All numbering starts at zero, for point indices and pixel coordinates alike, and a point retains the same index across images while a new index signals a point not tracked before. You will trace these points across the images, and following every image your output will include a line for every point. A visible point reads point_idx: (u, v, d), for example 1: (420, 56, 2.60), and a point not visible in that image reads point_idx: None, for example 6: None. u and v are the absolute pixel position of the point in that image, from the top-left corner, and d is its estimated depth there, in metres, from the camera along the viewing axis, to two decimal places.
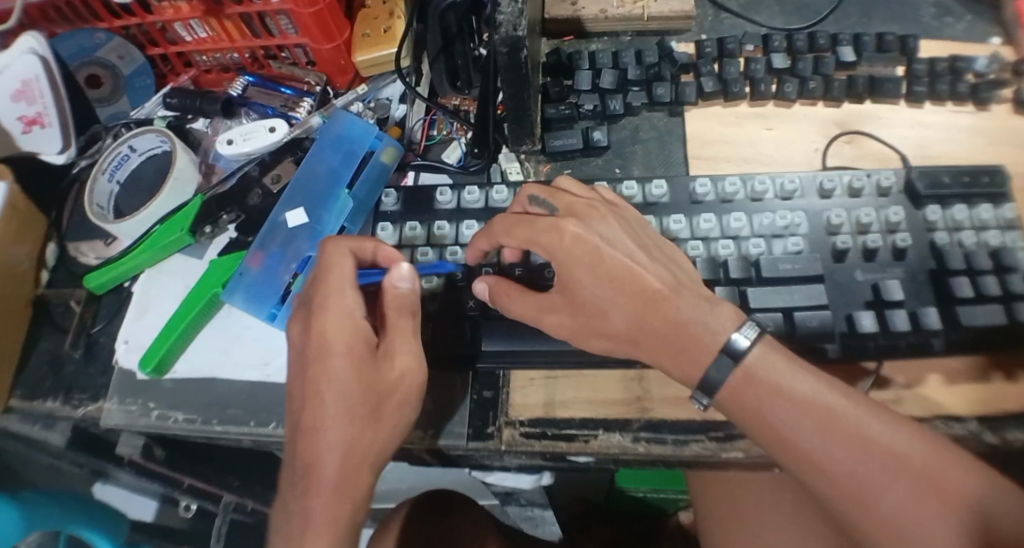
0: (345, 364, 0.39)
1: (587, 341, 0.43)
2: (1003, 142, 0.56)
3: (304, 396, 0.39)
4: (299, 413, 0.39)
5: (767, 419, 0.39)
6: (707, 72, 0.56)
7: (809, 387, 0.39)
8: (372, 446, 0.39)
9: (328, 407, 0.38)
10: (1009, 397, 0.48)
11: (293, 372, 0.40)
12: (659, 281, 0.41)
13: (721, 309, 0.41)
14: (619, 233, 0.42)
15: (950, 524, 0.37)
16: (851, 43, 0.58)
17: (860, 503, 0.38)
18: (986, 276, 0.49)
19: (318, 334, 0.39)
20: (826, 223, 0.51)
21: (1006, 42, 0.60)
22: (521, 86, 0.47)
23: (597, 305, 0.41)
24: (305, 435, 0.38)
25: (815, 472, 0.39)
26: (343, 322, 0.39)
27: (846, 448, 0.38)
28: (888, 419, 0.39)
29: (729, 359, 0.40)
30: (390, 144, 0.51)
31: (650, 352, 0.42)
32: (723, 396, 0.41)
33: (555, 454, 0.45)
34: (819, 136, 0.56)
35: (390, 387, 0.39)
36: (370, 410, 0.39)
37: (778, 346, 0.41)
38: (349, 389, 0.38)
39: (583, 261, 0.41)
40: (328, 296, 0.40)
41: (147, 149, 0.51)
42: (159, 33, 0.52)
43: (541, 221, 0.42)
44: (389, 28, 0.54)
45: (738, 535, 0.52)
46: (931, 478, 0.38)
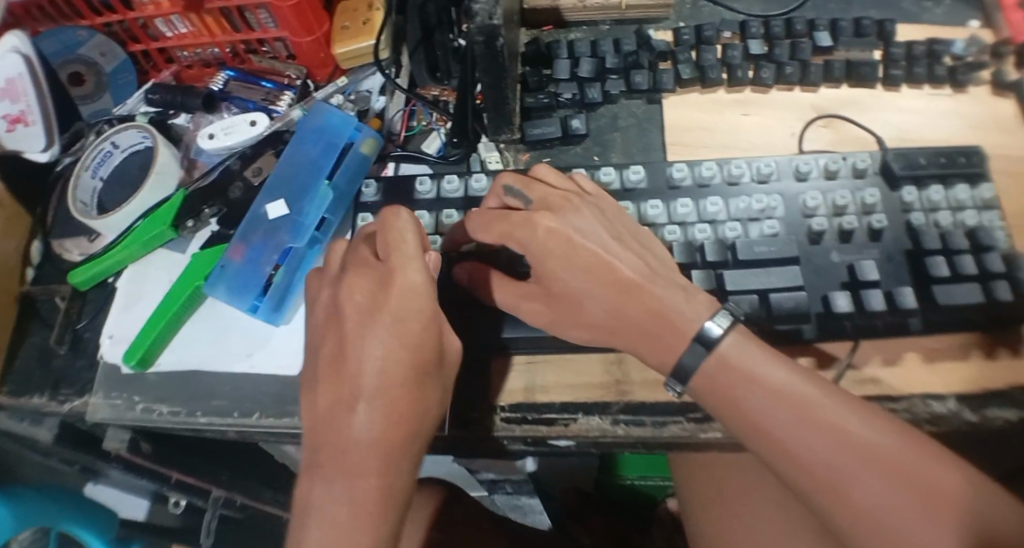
0: (419, 331, 0.38)
1: (566, 330, 0.44)
2: (979, 124, 0.57)
3: (364, 362, 0.37)
4: (356, 381, 0.37)
5: (744, 407, 0.40)
6: (684, 59, 0.56)
7: (784, 377, 0.40)
8: (425, 419, 0.39)
9: (391, 376, 0.37)
10: (986, 375, 0.48)
11: (349, 338, 0.38)
12: (634, 272, 0.41)
13: (697, 298, 0.42)
14: (592, 223, 0.43)
15: (922, 518, 0.37)
16: (828, 28, 0.58)
17: (838, 493, 0.38)
18: (963, 255, 0.50)
19: (396, 298, 0.38)
20: (802, 206, 0.51)
21: (984, 25, 0.61)
22: (498, 76, 0.48)
23: (575, 291, 0.42)
24: (366, 404, 0.37)
25: (788, 461, 0.39)
26: (417, 287, 0.38)
27: (819, 437, 0.38)
28: (862, 412, 0.39)
29: (703, 348, 0.40)
30: (368, 135, 0.51)
31: (630, 337, 0.42)
32: (697, 383, 0.41)
33: (536, 439, 0.46)
34: (797, 121, 0.56)
35: (445, 363, 0.40)
36: (424, 386, 0.38)
37: (753, 336, 0.42)
38: (414, 362, 0.38)
39: (560, 251, 0.42)
40: (403, 260, 0.39)
41: (130, 145, 0.52)
42: (140, 29, 0.53)
43: (516, 215, 0.42)
44: (368, 19, 0.54)
45: (721, 521, 0.53)
46: (909, 471, 0.38)
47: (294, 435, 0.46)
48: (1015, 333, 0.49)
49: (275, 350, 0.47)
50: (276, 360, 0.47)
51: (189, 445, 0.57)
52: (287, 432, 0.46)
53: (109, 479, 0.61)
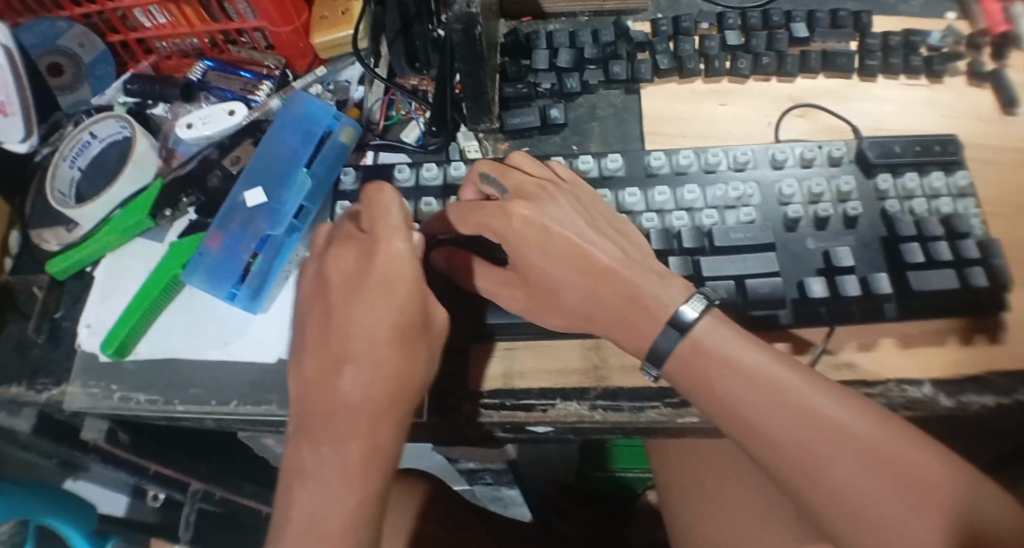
0: (404, 297, 0.38)
1: (542, 316, 0.44)
2: (955, 113, 0.57)
3: (350, 328, 0.38)
4: (342, 346, 0.38)
5: (718, 390, 0.39)
6: (662, 50, 0.57)
7: (757, 359, 0.39)
8: (413, 386, 0.39)
9: (377, 342, 0.38)
10: (961, 360, 0.49)
11: (335, 306, 0.39)
12: (611, 258, 0.42)
13: (671, 282, 0.41)
14: (568, 210, 0.43)
15: (896, 500, 0.36)
16: (805, 19, 0.59)
17: (811, 475, 0.37)
18: (939, 242, 0.50)
19: (382, 264, 0.38)
20: (778, 193, 0.52)
21: (961, 16, 0.62)
22: (476, 64, 0.48)
23: (551, 276, 0.42)
24: (353, 369, 0.37)
25: (762, 443, 0.38)
26: (402, 254, 0.39)
27: (791, 419, 0.38)
28: (837, 395, 0.39)
29: (676, 331, 0.40)
30: (347, 124, 0.52)
31: (605, 323, 0.42)
32: (671, 367, 0.41)
33: (514, 425, 0.46)
34: (774, 110, 0.57)
35: (432, 329, 0.40)
36: (411, 354, 0.38)
37: (727, 319, 0.41)
38: (399, 331, 0.38)
39: (534, 240, 0.42)
40: (388, 227, 0.39)
41: (108, 136, 0.52)
42: (119, 19, 0.53)
43: (489, 205, 0.43)
44: (347, 9, 0.55)
45: (700, 510, 0.53)
46: (882, 453, 0.37)
47: (272, 423, 0.46)
48: (989, 319, 0.50)
49: (254, 338, 0.47)
50: (255, 349, 0.47)
51: (168, 437, 0.56)
52: (265, 420, 0.46)
53: (90, 473, 0.61)
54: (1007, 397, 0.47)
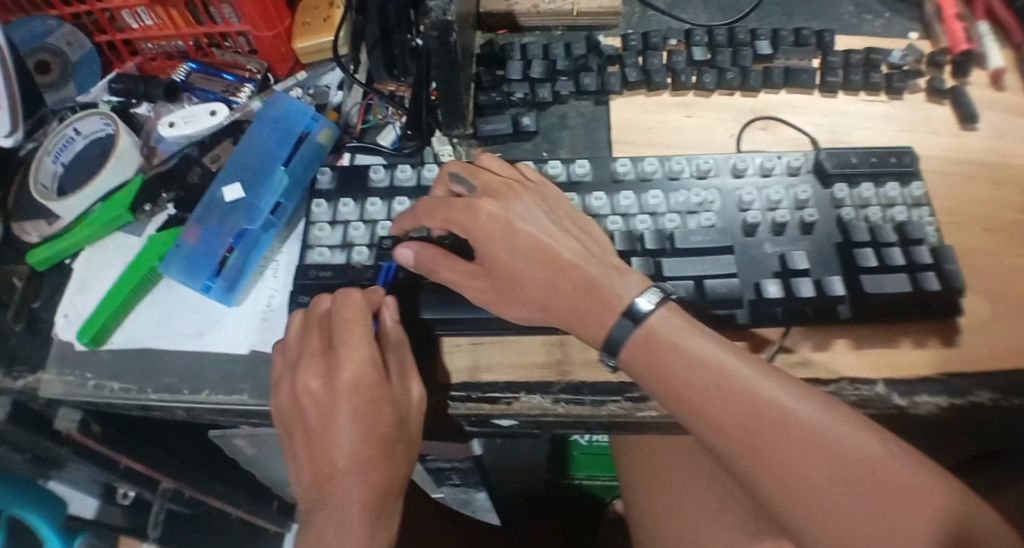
0: (372, 410, 0.42)
1: (505, 308, 0.46)
2: (910, 128, 0.60)
3: (332, 442, 0.43)
4: (329, 459, 0.43)
5: (673, 381, 0.40)
6: (631, 63, 0.60)
7: (709, 350, 0.41)
8: (398, 471, 0.44)
9: (357, 451, 0.42)
10: (915, 361, 0.51)
11: (313, 424, 0.43)
12: (574, 255, 0.44)
13: (630, 276, 0.44)
14: (531, 207, 0.46)
15: (838, 479, 0.37)
16: (769, 38, 0.62)
17: (756, 459, 0.38)
18: (891, 248, 0.52)
19: (347, 386, 0.42)
20: (738, 200, 0.54)
21: (923, 36, 0.65)
22: (451, 71, 0.51)
23: (515, 270, 0.44)
24: (343, 478, 0.43)
25: (710, 428, 0.39)
26: (364, 371, 0.43)
27: (736, 407, 0.39)
28: (785, 381, 0.40)
29: (630, 322, 0.42)
30: (325, 125, 0.55)
31: (567, 315, 0.44)
32: (627, 354, 0.42)
33: (479, 417, 0.48)
34: (736, 122, 0.60)
35: (408, 419, 0.44)
36: (389, 454, 0.43)
37: (682, 311, 0.43)
38: (375, 437, 0.43)
39: (497, 235, 0.45)
40: (348, 350, 0.43)
41: (91, 132, 0.55)
42: (108, 21, 0.57)
43: (459, 201, 0.46)
44: (328, 16, 0.58)
45: (658, 507, 0.59)
46: (826, 435, 0.38)
47: (242, 412, 0.47)
48: (942, 322, 0.52)
49: (228, 330, 0.49)
50: (228, 339, 0.49)
51: (140, 431, 0.57)
52: (235, 409, 0.47)
53: (63, 476, 0.61)
54: (959, 398, 0.49)
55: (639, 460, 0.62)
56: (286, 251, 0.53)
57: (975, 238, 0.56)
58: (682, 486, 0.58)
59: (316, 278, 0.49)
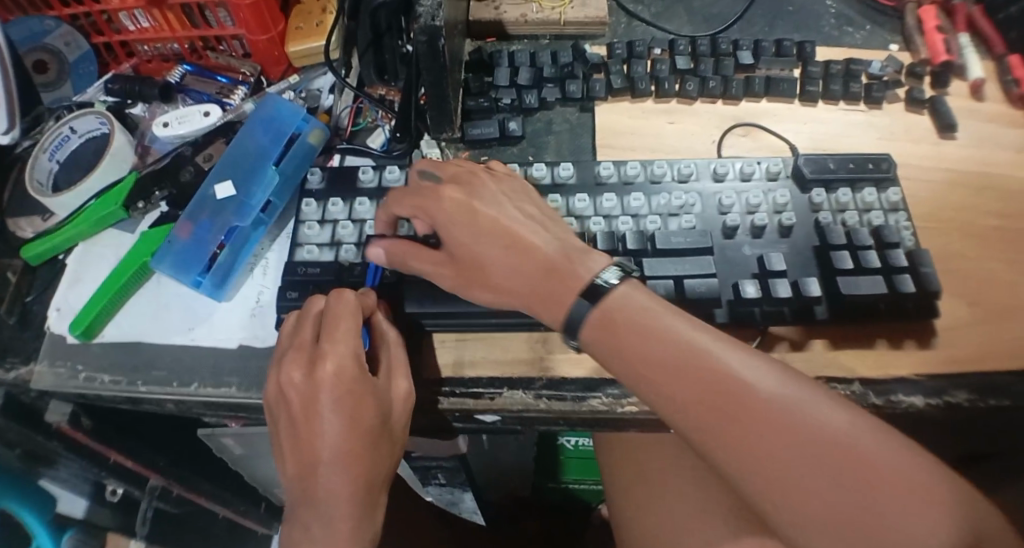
0: (355, 404, 0.43)
1: (471, 291, 0.47)
2: (888, 136, 0.62)
3: (315, 435, 0.43)
4: (313, 450, 0.43)
5: (642, 361, 0.41)
6: (616, 71, 0.62)
7: (677, 330, 0.42)
8: (381, 466, 0.44)
9: (340, 444, 0.43)
10: (891, 361, 0.52)
11: (296, 416, 0.43)
12: (536, 237, 0.45)
13: (591, 258, 0.45)
14: (496, 195, 0.47)
15: (798, 458, 0.38)
16: (751, 48, 0.64)
17: (726, 440, 0.39)
18: (867, 250, 0.54)
19: (330, 379, 0.43)
20: (718, 203, 0.56)
21: (904, 48, 0.67)
22: (439, 75, 0.53)
23: (480, 254, 0.45)
24: (326, 471, 0.43)
25: (680, 410, 0.40)
26: (349, 365, 0.43)
27: (705, 388, 0.40)
28: (750, 359, 0.41)
29: (587, 302, 0.43)
30: (316, 126, 0.57)
31: (528, 296, 0.45)
32: (587, 334, 0.43)
33: (463, 412, 0.48)
34: (717, 129, 0.61)
35: (391, 414, 0.44)
36: (374, 448, 0.44)
37: (646, 291, 0.44)
38: (358, 430, 0.43)
39: (461, 220, 0.46)
40: (333, 344, 0.44)
41: (87, 131, 0.56)
42: (105, 23, 0.59)
43: (425, 188, 0.48)
44: (321, 21, 0.60)
45: (637, 502, 0.60)
46: (794, 413, 0.38)
47: (229, 407, 0.48)
48: (919, 324, 0.53)
49: (218, 325, 0.50)
50: (218, 334, 0.50)
51: (129, 425, 0.58)
52: (223, 403, 0.48)
53: (52, 475, 0.62)
54: (936, 398, 0.50)
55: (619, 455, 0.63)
56: (275, 249, 0.54)
57: (951, 243, 0.57)
58: (666, 486, 0.59)
59: (305, 274, 0.50)
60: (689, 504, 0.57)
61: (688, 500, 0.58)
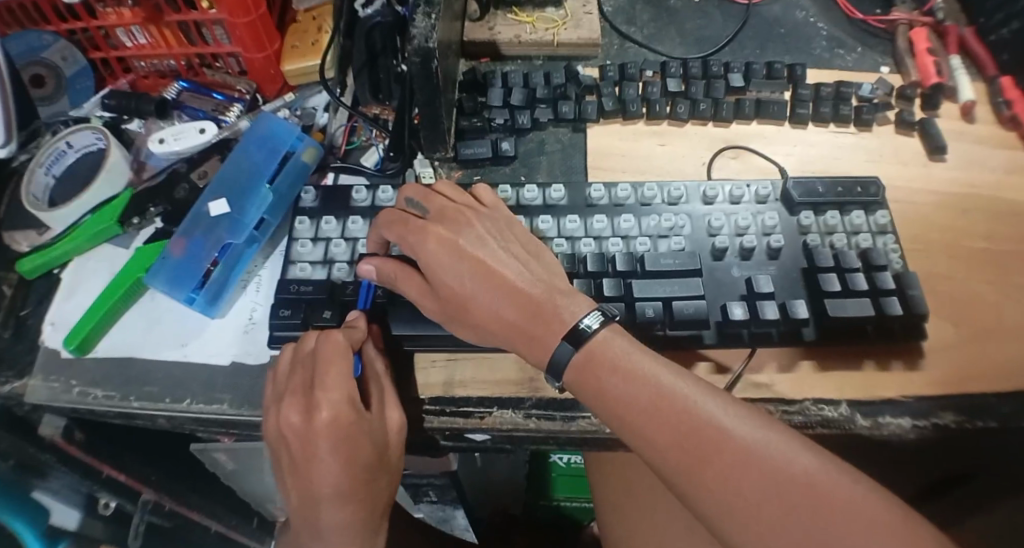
0: (351, 445, 0.44)
1: (456, 327, 0.48)
2: (877, 159, 0.63)
3: (316, 474, 0.44)
4: (312, 488, 0.45)
5: (620, 404, 0.42)
6: (608, 93, 0.62)
7: (655, 374, 0.43)
8: (380, 491, 0.47)
9: (339, 481, 0.44)
10: (878, 382, 0.52)
11: (295, 458, 0.44)
12: (519, 279, 0.46)
13: (578, 297, 0.46)
14: (480, 233, 0.47)
15: (774, 503, 0.38)
16: (742, 71, 0.65)
17: (696, 481, 0.40)
18: (855, 273, 0.54)
19: (326, 426, 0.43)
20: (708, 225, 0.56)
21: (893, 71, 0.68)
22: (432, 95, 0.53)
23: (462, 295, 0.46)
24: (326, 505, 0.45)
25: (655, 452, 0.41)
26: (343, 410, 0.44)
27: (678, 431, 0.41)
28: (723, 401, 0.42)
29: (570, 346, 0.43)
30: (310, 145, 0.57)
31: (512, 334, 0.46)
32: (571, 376, 0.44)
33: (453, 431, 0.49)
34: (707, 151, 0.62)
35: (386, 447, 0.45)
36: (370, 478, 0.45)
37: (625, 333, 0.45)
38: (355, 468, 0.44)
39: (445, 260, 0.46)
40: (326, 390, 0.44)
41: (84, 146, 0.57)
42: (102, 38, 0.59)
43: (413, 223, 0.48)
44: (316, 41, 0.61)
45: (627, 521, 0.61)
46: (762, 456, 0.40)
47: (221, 423, 0.48)
48: (906, 345, 0.54)
49: (210, 341, 0.51)
50: (210, 349, 0.50)
51: (120, 438, 0.58)
52: (215, 419, 0.48)
53: (44, 487, 0.62)
54: (923, 420, 0.51)
55: (611, 474, 0.63)
56: (268, 266, 0.55)
57: (938, 264, 0.58)
58: (655, 505, 0.60)
59: (297, 293, 0.50)
60: (674, 526, 0.58)
61: (674, 519, 0.59)
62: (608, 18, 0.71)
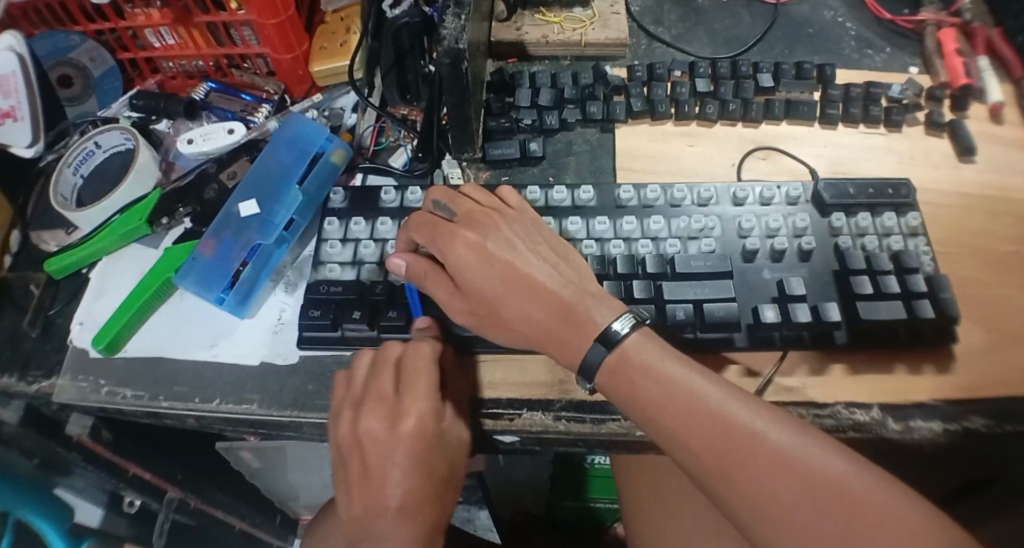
0: (433, 457, 0.44)
1: (488, 330, 0.47)
2: (908, 160, 0.62)
3: (388, 483, 0.43)
4: (381, 502, 0.44)
5: (650, 402, 0.42)
6: (636, 93, 0.62)
7: (681, 374, 0.42)
8: (443, 507, 0.46)
9: (411, 492, 0.44)
10: (907, 386, 0.51)
11: (369, 468, 0.44)
12: (549, 280, 0.45)
13: (606, 302, 0.45)
14: (508, 236, 0.47)
15: (809, 506, 0.38)
16: (771, 71, 0.64)
17: (730, 482, 0.39)
18: (887, 275, 0.53)
19: (412, 434, 0.43)
20: (738, 227, 0.56)
21: (923, 71, 0.67)
22: (461, 95, 0.53)
23: (493, 299, 0.46)
24: (394, 517, 0.44)
25: (687, 454, 0.41)
26: (429, 420, 0.44)
27: (710, 431, 0.40)
28: (753, 405, 0.41)
29: (604, 347, 0.43)
30: (339, 146, 0.57)
31: (540, 338, 0.45)
32: (602, 379, 0.44)
33: (481, 433, 0.49)
34: (736, 152, 0.62)
35: (457, 464, 0.46)
36: (440, 494, 0.45)
37: (655, 336, 0.44)
38: (430, 481, 0.44)
39: (474, 264, 0.46)
40: (414, 399, 0.44)
41: (111, 146, 0.57)
42: (130, 39, 0.60)
43: (442, 227, 0.48)
44: (345, 41, 0.62)
45: (655, 524, 0.60)
46: (793, 458, 0.39)
47: (249, 424, 0.48)
48: (938, 349, 0.53)
49: (240, 342, 0.51)
50: (240, 350, 0.50)
51: (148, 437, 0.58)
52: (243, 419, 0.48)
53: (69, 486, 0.62)
54: (953, 423, 0.50)
55: (638, 479, 0.63)
56: (297, 267, 0.55)
57: (970, 268, 0.57)
58: (683, 506, 0.59)
59: (326, 293, 0.50)
60: (699, 527, 0.58)
61: (701, 521, 0.58)
62: (635, 18, 0.70)
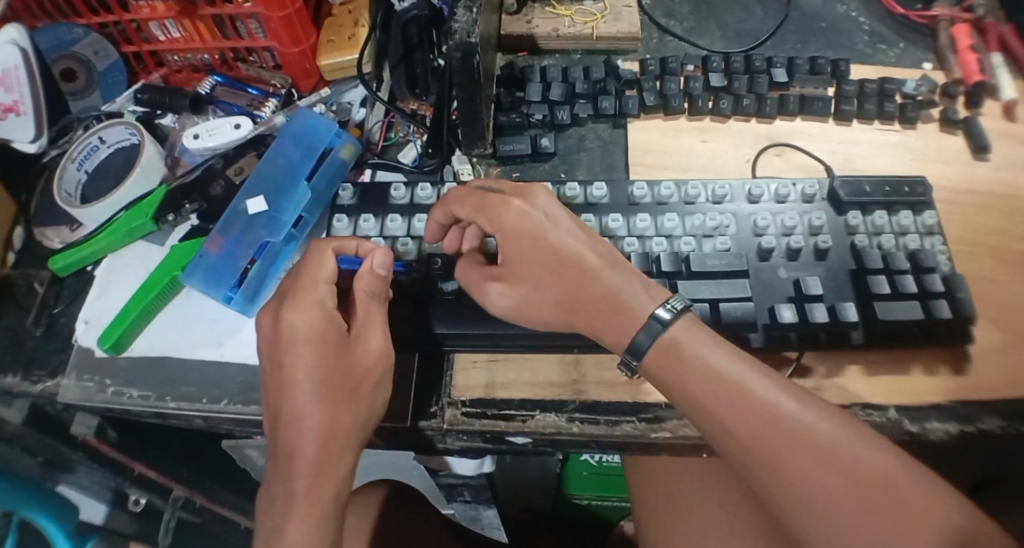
0: (319, 355, 0.42)
1: (527, 311, 0.46)
2: (924, 157, 0.61)
3: (280, 384, 0.41)
4: (279, 407, 0.41)
5: (688, 386, 0.41)
6: (649, 88, 0.61)
7: (724, 360, 0.41)
8: (346, 420, 0.41)
9: (302, 390, 0.41)
10: (922, 387, 0.50)
11: (267, 372, 0.42)
12: (598, 260, 0.44)
13: (653, 289, 0.44)
14: (558, 212, 0.46)
15: (847, 497, 0.37)
16: (785, 66, 0.63)
17: (774, 471, 0.38)
18: (904, 275, 0.53)
19: (298, 330, 0.42)
20: (753, 225, 0.55)
21: (937, 67, 0.66)
22: (471, 90, 0.52)
23: (536, 275, 0.45)
24: (287, 420, 0.41)
25: (730, 439, 0.40)
26: (316, 319, 0.42)
27: (751, 415, 0.39)
28: (800, 396, 0.41)
29: (658, 323, 0.42)
30: (348, 141, 0.56)
31: (582, 319, 0.44)
32: (650, 359, 0.43)
33: (494, 434, 0.48)
34: (751, 148, 0.61)
35: (359, 368, 0.43)
36: (340, 400, 0.41)
37: (702, 323, 0.43)
38: (323, 382, 0.41)
39: (522, 239, 0.45)
40: (301, 297, 0.43)
41: (116, 141, 0.56)
42: (134, 32, 0.59)
43: (492, 197, 0.46)
44: (352, 34, 0.60)
45: (669, 525, 0.59)
46: (838, 453, 0.38)
47: (259, 423, 0.47)
48: (953, 349, 0.52)
49: (247, 342, 0.50)
50: (247, 350, 0.49)
51: (153, 437, 0.58)
52: (252, 419, 0.47)
53: (75, 483, 0.61)
54: (968, 425, 0.49)
55: (650, 479, 0.62)
56: None
57: (985, 269, 0.56)
58: (691, 505, 0.59)
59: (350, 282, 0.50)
60: (709, 528, 0.57)
61: (714, 520, 0.57)
62: (646, 11, 0.69)
